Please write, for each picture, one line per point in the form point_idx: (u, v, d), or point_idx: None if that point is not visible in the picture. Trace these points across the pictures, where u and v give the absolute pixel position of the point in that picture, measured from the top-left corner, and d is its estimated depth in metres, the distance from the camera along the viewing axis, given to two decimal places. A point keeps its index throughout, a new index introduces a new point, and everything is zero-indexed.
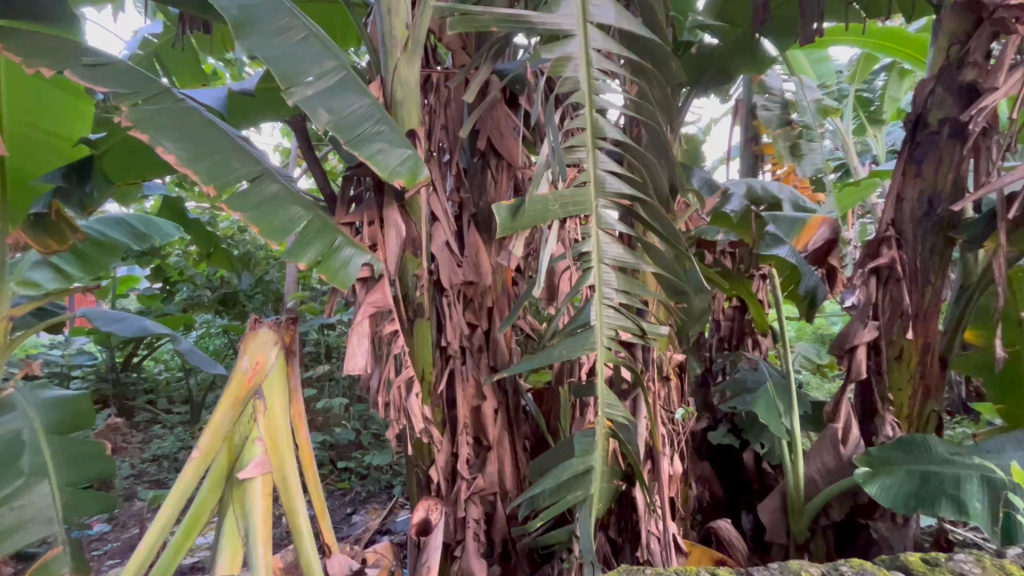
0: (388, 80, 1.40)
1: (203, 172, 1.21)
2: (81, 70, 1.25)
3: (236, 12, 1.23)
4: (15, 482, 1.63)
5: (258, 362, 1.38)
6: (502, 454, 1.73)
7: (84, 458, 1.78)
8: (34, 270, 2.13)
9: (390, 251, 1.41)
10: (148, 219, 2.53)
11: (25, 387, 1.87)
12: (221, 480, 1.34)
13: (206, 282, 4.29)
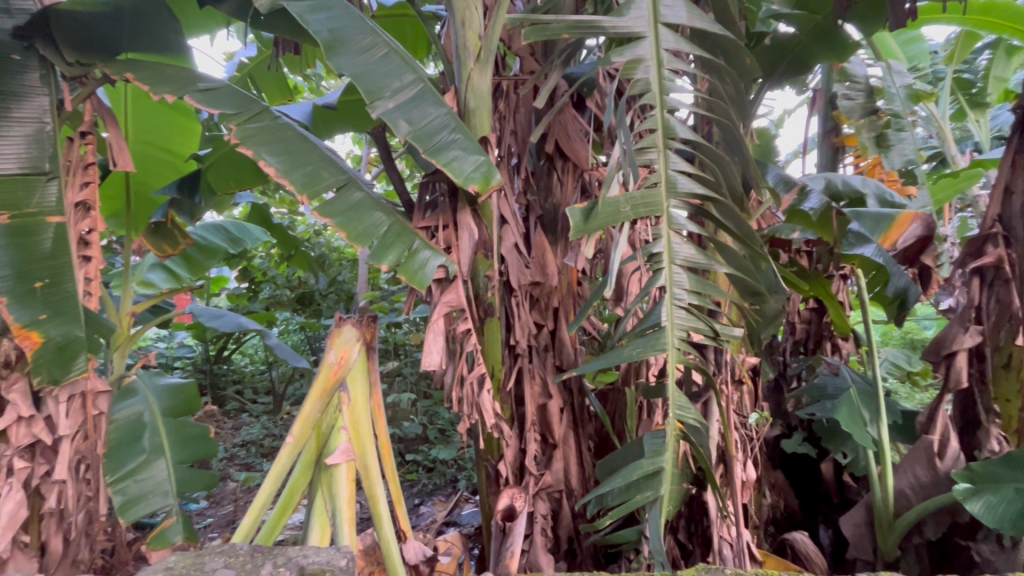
0: (461, 89, 1.47)
1: (299, 183, 1.33)
2: (197, 95, 1.41)
3: (326, 34, 1.30)
4: (139, 457, 1.88)
5: (342, 356, 1.49)
6: (568, 453, 1.77)
7: (192, 439, 1.99)
8: (151, 272, 2.43)
9: (464, 253, 1.48)
10: (242, 225, 2.73)
11: (144, 374, 2.11)
12: (311, 463, 1.46)
13: (286, 282, 4.60)
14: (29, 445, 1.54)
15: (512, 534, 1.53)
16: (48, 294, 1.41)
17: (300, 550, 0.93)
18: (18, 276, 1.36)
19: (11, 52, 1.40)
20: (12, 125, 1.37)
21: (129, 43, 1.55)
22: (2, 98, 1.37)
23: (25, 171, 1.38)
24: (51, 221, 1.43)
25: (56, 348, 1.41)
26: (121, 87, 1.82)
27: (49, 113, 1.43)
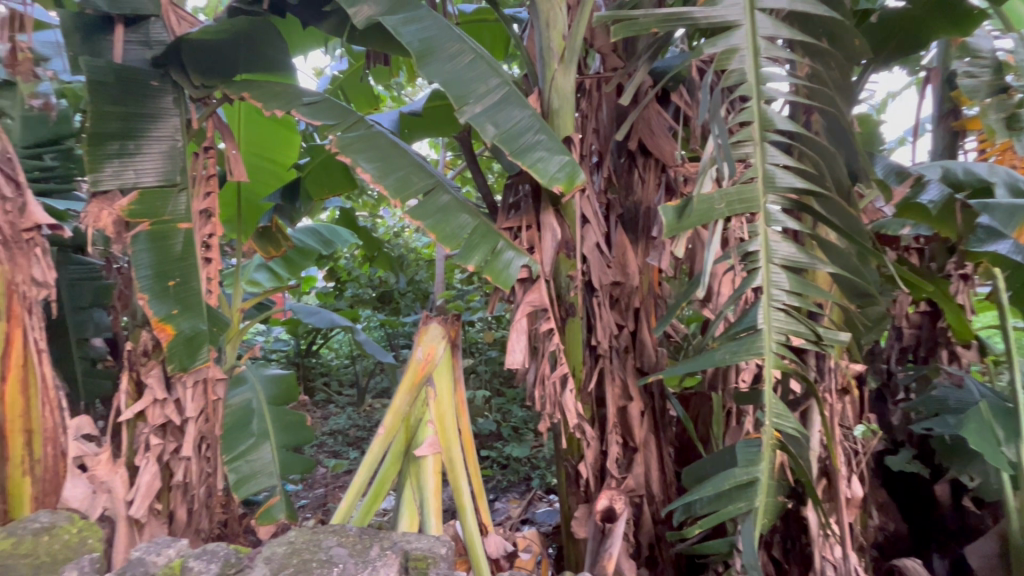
0: (545, 90, 1.48)
1: (392, 187, 1.40)
2: (303, 108, 1.53)
3: (418, 44, 1.36)
4: (249, 440, 2.07)
5: (429, 353, 1.56)
6: (649, 457, 1.72)
7: (292, 426, 2.17)
8: (257, 272, 2.68)
9: (547, 253, 1.50)
10: (332, 227, 2.92)
11: (252, 364, 2.33)
12: (400, 454, 1.53)
13: (368, 282, 4.87)
14: (163, 424, 1.75)
15: (613, 536, 1.45)
16: (178, 292, 1.60)
17: (403, 536, 0.97)
18: (155, 276, 1.56)
19: (150, 80, 1.59)
20: (150, 143, 1.56)
21: (244, 64, 1.69)
22: (142, 119, 1.56)
23: (160, 183, 1.56)
24: (180, 227, 1.61)
25: (184, 339, 1.58)
26: (239, 105, 1.97)
27: (178, 131, 1.61)
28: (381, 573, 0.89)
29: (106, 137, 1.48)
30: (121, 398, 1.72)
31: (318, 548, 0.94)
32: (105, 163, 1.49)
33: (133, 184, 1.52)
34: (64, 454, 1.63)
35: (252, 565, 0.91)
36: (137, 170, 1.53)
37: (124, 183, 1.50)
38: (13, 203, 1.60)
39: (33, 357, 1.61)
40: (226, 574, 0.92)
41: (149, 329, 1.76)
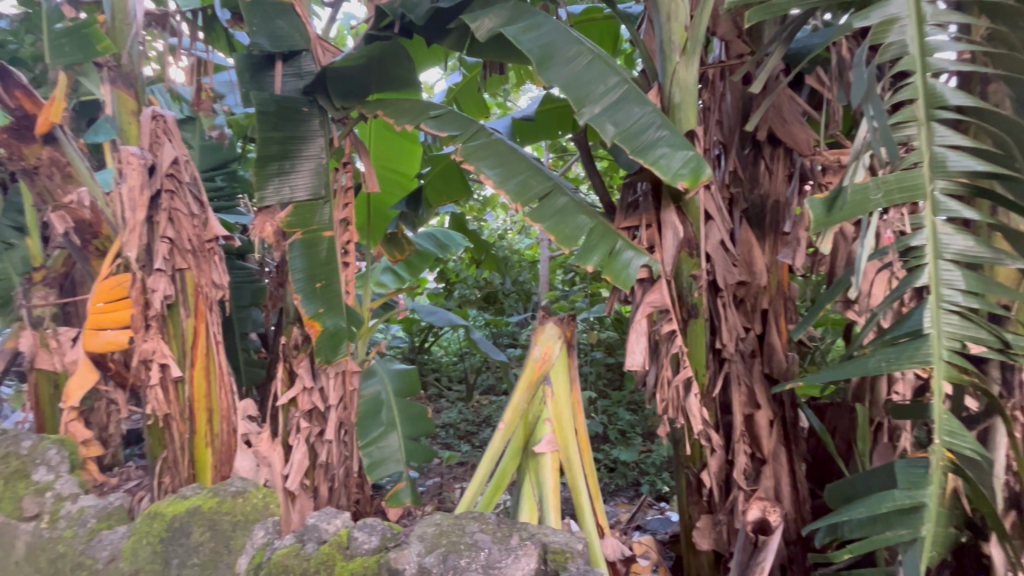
0: (666, 85, 1.45)
1: (513, 192, 1.46)
2: (431, 122, 1.65)
3: (537, 51, 1.40)
4: (379, 429, 2.28)
5: (546, 352, 1.59)
6: (779, 470, 1.59)
7: (415, 417, 2.34)
8: (383, 275, 2.90)
9: (668, 252, 1.47)
10: (447, 231, 3.08)
11: (381, 358, 2.53)
12: (519, 450, 1.58)
13: (474, 282, 4.99)
14: (311, 410, 1.97)
15: (767, 550, 1.35)
16: (324, 293, 1.79)
17: (541, 528, 1.01)
18: (306, 279, 1.77)
19: (302, 106, 1.80)
20: (302, 162, 1.78)
21: (375, 84, 1.84)
22: (296, 142, 1.78)
23: (310, 198, 1.77)
24: (325, 236, 1.81)
25: (329, 334, 1.77)
26: (371, 123, 2.19)
27: (323, 150, 1.81)
28: (522, 562, 0.95)
29: (270, 159, 1.72)
30: (279, 385, 1.97)
31: (463, 532, 1.00)
32: (268, 182, 1.72)
33: (290, 199, 1.74)
34: (235, 431, 1.91)
35: (406, 540, 1.01)
36: (292, 186, 1.75)
37: (283, 199, 1.73)
38: (198, 219, 1.92)
39: (212, 348, 1.92)
40: (385, 546, 1.02)
41: (300, 326, 1.99)
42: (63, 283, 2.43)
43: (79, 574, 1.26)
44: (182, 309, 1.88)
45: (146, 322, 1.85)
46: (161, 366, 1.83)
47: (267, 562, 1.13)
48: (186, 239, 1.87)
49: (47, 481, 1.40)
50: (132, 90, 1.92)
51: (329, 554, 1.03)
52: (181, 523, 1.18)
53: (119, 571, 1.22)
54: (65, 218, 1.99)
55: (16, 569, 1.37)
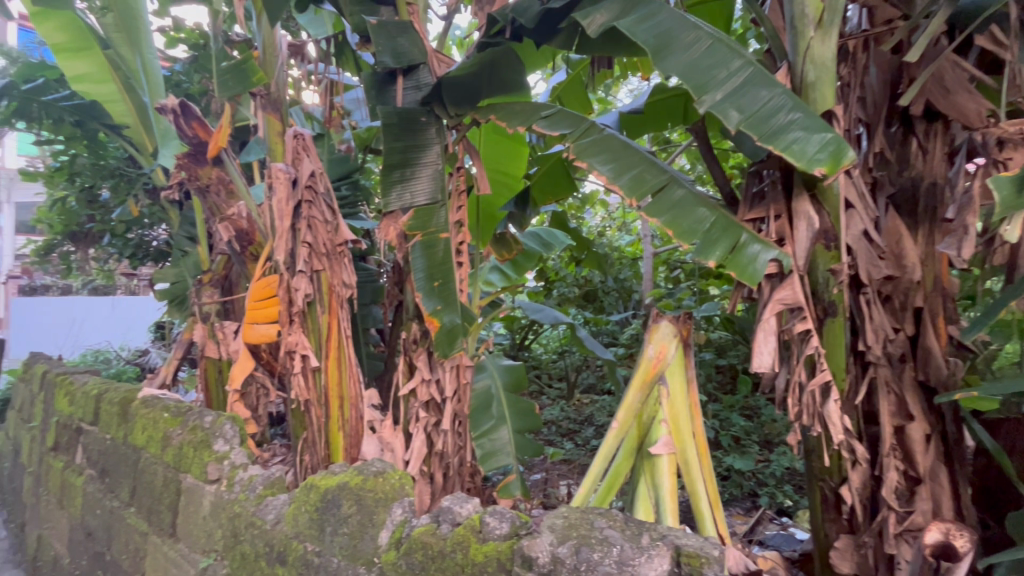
0: (797, 63, 1.33)
1: (627, 186, 1.43)
2: (542, 122, 1.69)
3: (652, 40, 1.35)
4: (490, 422, 2.36)
5: (661, 351, 1.55)
6: (938, 491, 1.41)
7: (525, 412, 2.40)
8: (491, 274, 2.97)
9: (801, 245, 1.35)
10: (551, 230, 3.10)
11: (490, 354, 2.61)
12: (633, 450, 1.54)
13: (574, 280, 4.88)
14: (429, 400, 2.08)
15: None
16: (441, 291, 1.90)
17: (672, 529, 0.99)
18: (426, 278, 1.90)
19: (420, 116, 1.91)
20: (421, 169, 1.90)
21: (486, 90, 1.89)
22: (415, 150, 1.90)
23: (429, 201, 1.88)
24: (442, 237, 1.92)
25: (447, 331, 1.86)
26: (485, 127, 2.23)
27: (440, 157, 1.92)
28: (654, 562, 0.94)
29: (392, 168, 1.86)
30: (401, 376, 2.12)
31: (592, 526, 1.01)
32: (391, 189, 1.87)
33: (411, 204, 1.88)
34: (362, 418, 2.08)
35: (537, 529, 1.05)
36: (414, 192, 1.88)
37: (405, 204, 1.87)
38: (331, 225, 2.11)
39: (343, 341, 2.11)
40: (516, 533, 1.07)
41: (418, 322, 2.12)
42: (224, 283, 2.82)
43: (252, 532, 1.47)
44: (319, 306, 2.10)
45: (291, 317, 2.11)
46: (302, 356, 2.08)
47: (405, 538, 1.24)
48: (322, 244, 2.09)
49: (224, 451, 1.65)
50: (279, 114, 2.19)
51: (463, 535, 1.10)
52: (332, 495, 1.32)
53: (283, 532, 1.40)
54: (228, 228, 2.33)
55: (203, 523, 1.63)
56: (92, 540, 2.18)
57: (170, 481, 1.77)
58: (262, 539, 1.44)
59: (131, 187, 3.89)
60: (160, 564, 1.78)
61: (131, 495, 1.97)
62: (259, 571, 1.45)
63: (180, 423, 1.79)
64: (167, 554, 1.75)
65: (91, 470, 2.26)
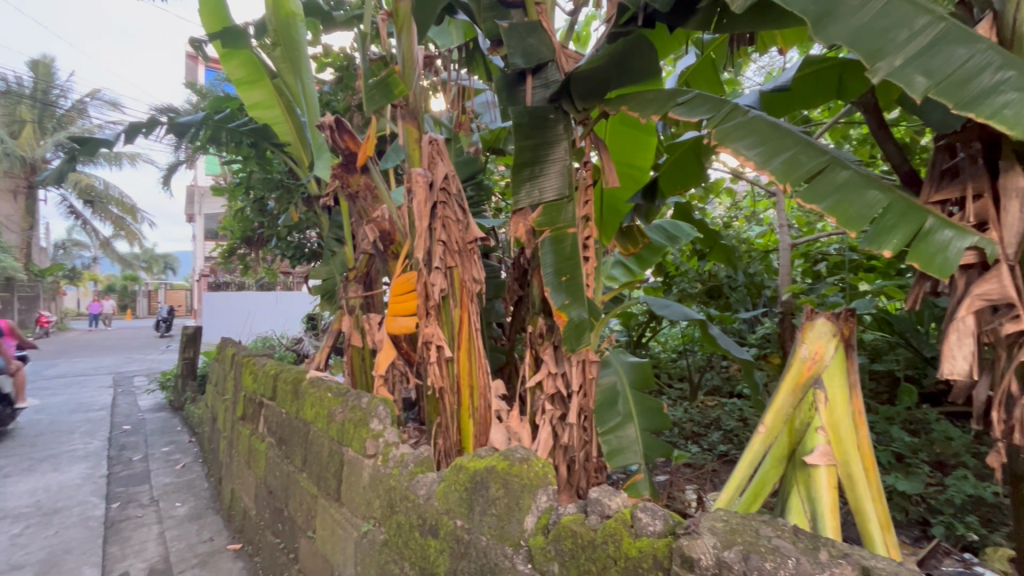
0: (1006, 11, 1.22)
1: (779, 171, 1.36)
2: (679, 108, 1.63)
3: (813, 7, 1.21)
4: (615, 419, 2.31)
5: (817, 351, 1.40)
6: None
7: (652, 411, 2.33)
8: (615, 268, 2.90)
9: (1011, 229, 1.17)
10: (677, 222, 2.96)
11: (614, 350, 2.56)
12: (783, 457, 1.41)
13: (697, 275, 4.38)
14: (555, 393, 2.09)
15: None
16: (570, 286, 1.91)
17: (858, 549, 0.90)
18: (555, 273, 1.93)
19: (548, 114, 1.94)
20: (550, 166, 1.93)
21: (614, 82, 1.87)
22: (545, 147, 1.94)
23: (559, 197, 1.90)
24: (570, 232, 1.92)
25: (575, 325, 1.86)
26: (612, 120, 2.20)
27: (568, 153, 1.94)
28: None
29: (522, 166, 1.92)
30: (528, 368, 2.19)
31: (758, 534, 0.97)
32: (521, 187, 1.93)
33: (539, 201, 1.92)
34: (491, 406, 2.17)
35: (696, 530, 1.01)
36: (542, 188, 1.92)
37: (534, 201, 1.92)
38: (462, 224, 2.26)
39: (474, 334, 2.22)
40: (673, 532, 1.04)
41: (544, 317, 2.16)
42: (366, 279, 3.11)
43: (407, 504, 1.62)
44: (452, 300, 2.23)
45: (427, 311, 2.27)
46: (437, 347, 2.23)
47: (552, 524, 1.29)
48: (455, 241, 2.23)
49: (379, 430, 1.84)
50: (416, 122, 2.37)
51: (615, 528, 1.10)
52: (481, 478, 1.41)
53: (434, 508, 1.53)
54: (375, 230, 2.58)
55: (364, 492, 1.83)
56: (274, 497, 2.56)
57: (334, 453, 2.01)
58: (415, 512, 1.59)
59: (292, 196, 4.48)
60: (328, 524, 2.04)
61: (303, 462, 2.28)
62: (413, 541, 1.59)
63: (342, 403, 2.03)
64: (334, 516, 2.00)
65: (270, 439, 2.66)
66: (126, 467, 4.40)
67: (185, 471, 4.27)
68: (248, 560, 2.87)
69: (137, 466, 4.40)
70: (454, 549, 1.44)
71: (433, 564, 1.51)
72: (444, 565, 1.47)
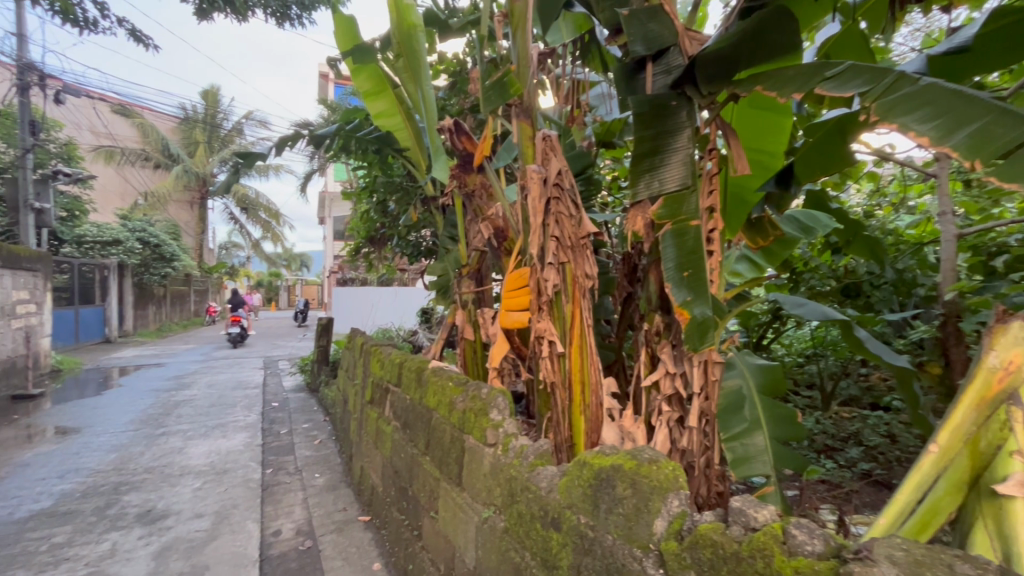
0: None
1: (965, 147, 1.22)
2: (829, 84, 1.50)
3: None
4: (742, 425, 2.14)
5: (1011, 361, 1.18)
6: None
7: (784, 419, 2.14)
8: (740, 263, 2.69)
9: None
10: (812, 212, 2.68)
11: (739, 352, 2.39)
12: (962, 484, 1.19)
13: (831, 271, 3.90)
14: (672, 394, 1.98)
15: None
16: (692, 281, 1.80)
17: None
18: (675, 267, 1.82)
19: (670, 101, 1.85)
20: (672, 155, 1.82)
21: (744, 62, 1.74)
22: (666, 136, 1.84)
23: (680, 188, 1.80)
24: (692, 225, 1.82)
25: (697, 323, 1.75)
26: (744, 101, 2.05)
27: (691, 141, 1.81)
28: None
29: (642, 157, 1.85)
30: (642, 368, 2.11)
31: (951, 571, 0.86)
32: (640, 179, 1.86)
33: (660, 192, 1.83)
34: (603, 404, 2.11)
35: (869, 557, 0.91)
36: (662, 179, 1.82)
37: (653, 192, 1.83)
38: (575, 219, 2.25)
39: (586, 329, 2.17)
40: (837, 556, 0.95)
41: (662, 314, 2.06)
42: (477, 275, 3.21)
43: (528, 495, 1.66)
44: (564, 296, 2.21)
45: (540, 306, 2.29)
46: (550, 342, 2.25)
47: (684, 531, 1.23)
48: (567, 237, 2.21)
49: (499, 420, 1.91)
50: (530, 120, 2.39)
51: (764, 542, 1.02)
52: (606, 475, 1.39)
53: (557, 501, 1.54)
54: (489, 227, 2.66)
55: (484, 479, 1.91)
56: (399, 477, 2.77)
57: (456, 440, 2.12)
58: (537, 503, 1.61)
59: (411, 197, 4.80)
60: (450, 506, 2.15)
61: (426, 446, 2.43)
62: (534, 531, 1.62)
63: (463, 392, 2.13)
64: (455, 499, 2.11)
65: (396, 422, 2.87)
66: (276, 438, 5.05)
67: (322, 446, 4.80)
68: (376, 532, 3.14)
69: (284, 439, 5.03)
70: (578, 544, 1.44)
71: (555, 557, 1.52)
72: (567, 559, 1.47)
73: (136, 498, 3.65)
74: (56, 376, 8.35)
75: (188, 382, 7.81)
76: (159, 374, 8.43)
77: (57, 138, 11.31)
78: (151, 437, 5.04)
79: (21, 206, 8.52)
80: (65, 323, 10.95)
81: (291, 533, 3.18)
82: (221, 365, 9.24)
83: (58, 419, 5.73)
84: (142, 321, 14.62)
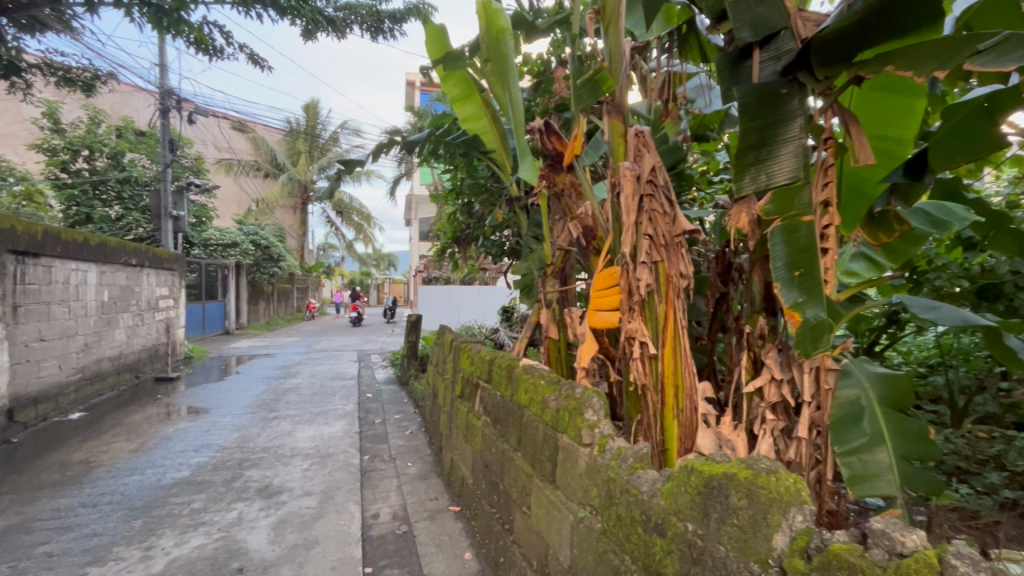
0: None
1: None
2: (984, 58, 1.49)
3: None
4: (862, 439, 1.94)
5: None
6: None
7: (913, 435, 1.92)
8: (856, 262, 2.46)
9: None
10: (946, 205, 2.37)
11: (856, 359, 2.19)
12: None
13: (964, 271, 3.44)
14: (778, 403, 1.85)
15: None
16: (804, 282, 1.67)
17: None
18: (786, 266, 1.69)
19: (780, 89, 1.73)
20: (782, 147, 1.71)
21: (870, 40, 1.60)
22: (776, 126, 1.72)
23: (791, 180, 1.68)
24: (806, 220, 1.68)
25: (811, 326, 1.62)
26: (868, 83, 1.86)
27: (804, 131, 1.69)
28: None
29: (747, 150, 1.74)
30: (743, 373, 1.99)
31: None
32: (745, 173, 1.75)
33: (768, 186, 1.72)
34: (697, 410, 2.01)
35: None
36: (770, 172, 1.71)
37: (760, 187, 1.72)
38: (670, 217, 2.16)
39: (680, 331, 2.09)
40: None
41: (767, 316, 1.92)
42: (561, 274, 3.19)
43: (629, 498, 1.63)
44: (657, 296, 2.14)
45: (631, 306, 2.23)
46: (640, 343, 2.17)
47: (811, 549, 1.17)
48: (661, 235, 2.14)
49: (594, 420, 1.90)
50: (621, 116, 2.34)
51: (919, 572, 0.94)
52: (717, 484, 1.33)
53: (660, 506, 1.50)
54: (576, 226, 2.65)
55: (580, 479, 1.91)
56: (490, 471, 2.85)
57: (550, 438, 2.14)
58: (638, 507, 1.58)
59: (496, 199, 4.91)
60: (543, 503, 2.17)
61: (517, 442, 2.48)
62: (635, 536, 1.59)
63: (555, 391, 2.14)
64: (549, 496, 2.13)
65: (486, 417, 2.95)
66: (372, 427, 5.40)
67: (413, 437, 5.07)
68: (466, 522, 3.26)
69: (379, 428, 5.37)
70: (685, 553, 1.39)
71: (658, 563, 1.48)
72: (672, 567, 1.43)
73: (256, 474, 4.07)
74: (189, 362, 9.54)
75: (293, 371, 8.57)
76: (270, 364, 9.33)
77: (189, 155, 12.89)
78: (266, 420, 5.60)
79: (162, 214, 9.81)
80: (195, 316, 12.47)
81: (388, 517, 3.38)
82: (322, 358, 10.04)
83: (191, 400, 6.54)
84: (255, 315, 16.26)
